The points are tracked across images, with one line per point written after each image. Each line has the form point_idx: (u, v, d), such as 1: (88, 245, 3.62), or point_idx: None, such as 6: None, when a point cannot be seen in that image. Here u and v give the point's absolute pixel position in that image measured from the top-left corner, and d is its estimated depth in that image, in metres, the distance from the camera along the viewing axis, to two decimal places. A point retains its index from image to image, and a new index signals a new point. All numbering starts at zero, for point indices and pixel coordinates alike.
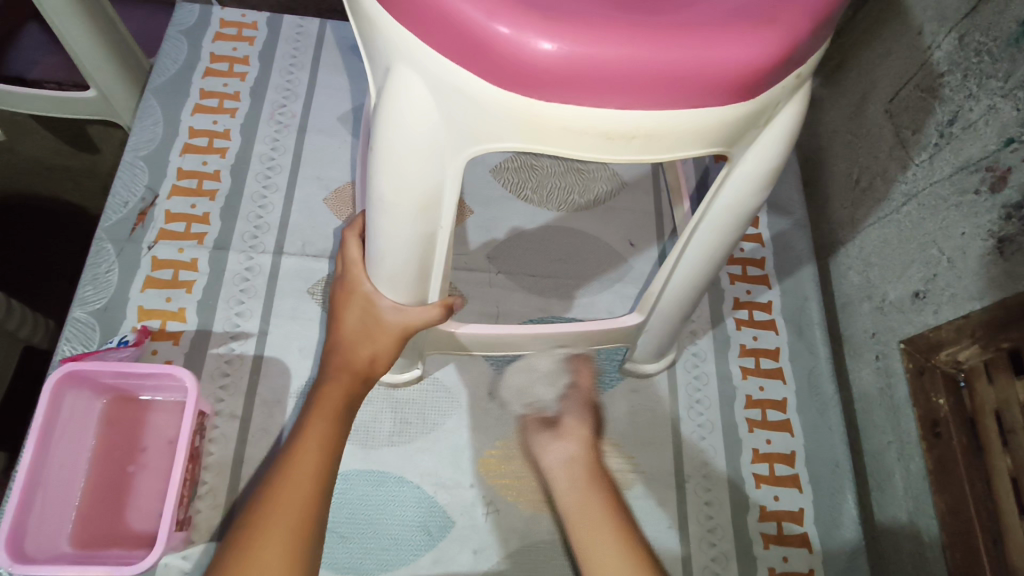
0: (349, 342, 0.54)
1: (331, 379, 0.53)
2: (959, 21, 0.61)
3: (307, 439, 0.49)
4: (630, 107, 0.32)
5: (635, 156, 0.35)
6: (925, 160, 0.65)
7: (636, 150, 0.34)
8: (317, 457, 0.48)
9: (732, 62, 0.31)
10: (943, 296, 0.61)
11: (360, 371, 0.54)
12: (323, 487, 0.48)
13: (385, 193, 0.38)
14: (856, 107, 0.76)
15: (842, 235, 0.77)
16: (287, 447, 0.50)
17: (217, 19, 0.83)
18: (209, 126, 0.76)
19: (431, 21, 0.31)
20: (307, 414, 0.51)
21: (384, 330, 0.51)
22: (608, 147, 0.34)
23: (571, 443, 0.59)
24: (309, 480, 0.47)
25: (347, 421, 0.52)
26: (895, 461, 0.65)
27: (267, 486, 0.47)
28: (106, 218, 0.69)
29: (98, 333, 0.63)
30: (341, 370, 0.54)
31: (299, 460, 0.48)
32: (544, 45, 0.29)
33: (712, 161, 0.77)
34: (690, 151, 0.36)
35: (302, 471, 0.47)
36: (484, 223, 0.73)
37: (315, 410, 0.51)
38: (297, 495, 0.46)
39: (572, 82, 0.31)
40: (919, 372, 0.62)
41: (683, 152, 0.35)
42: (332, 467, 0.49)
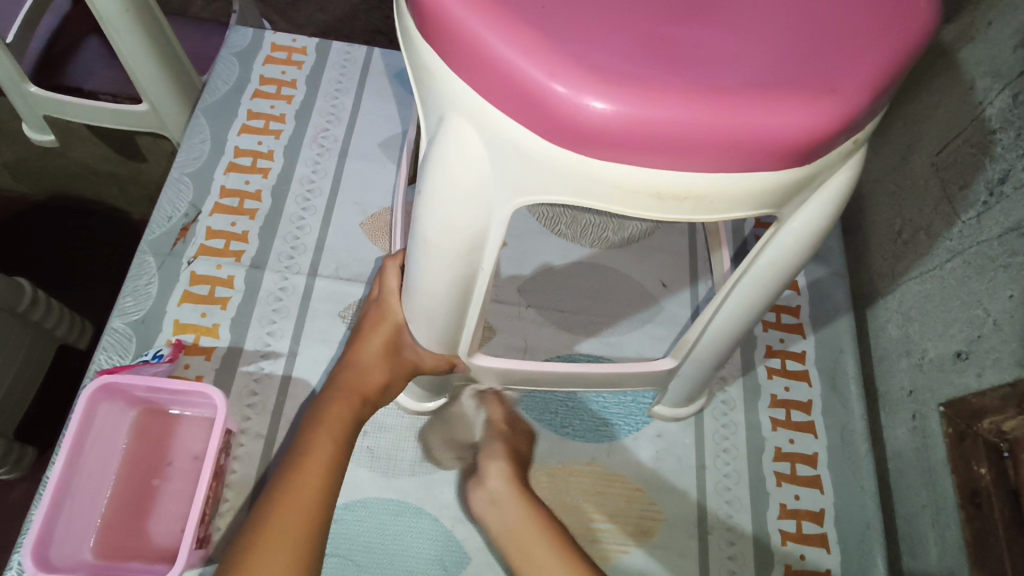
0: (363, 367, 0.53)
1: (337, 397, 0.51)
2: (1014, 79, 0.59)
3: (311, 458, 0.47)
4: (683, 167, 0.32)
5: (685, 216, 0.35)
6: (972, 218, 0.63)
7: (686, 209, 0.35)
8: (321, 479, 0.46)
9: (788, 129, 0.31)
10: (988, 358, 0.59)
11: (369, 396, 0.53)
12: (324, 508, 0.45)
13: (432, 234, 0.39)
14: (900, 158, 0.75)
15: (882, 287, 0.76)
16: (286, 465, 0.47)
17: (269, 42, 0.86)
18: (254, 146, 0.77)
19: (493, 77, 0.32)
20: (309, 429, 0.49)
21: (400, 364, 0.54)
22: (659, 206, 0.34)
23: (492, 481, 0.59)
24: (311, 502, 0.45)
25: (350, 442, 0.50)
26: (930, 526, 0.63)
27: (265, 503, 0.44)
28: (150, 231, 0.71)
29: (134, 345, 0.65)
30: (350, 391, 0.52)
31: (302, 480, 0.45)
32: (602, 105, 0.30)
33: (750, 237, 0.74)
34: (741, 212, 0.36)
35: (303, 488, 0.45)
36: (516, 255, 0.73)
37: (318, 426, 0.49)
38: (297, 522, 0.43)
39: (628, 142, 0.31)
40: (960, 439, 0.60)
41: (734, 213, 0.36)
42: (333, 489, 0.47)
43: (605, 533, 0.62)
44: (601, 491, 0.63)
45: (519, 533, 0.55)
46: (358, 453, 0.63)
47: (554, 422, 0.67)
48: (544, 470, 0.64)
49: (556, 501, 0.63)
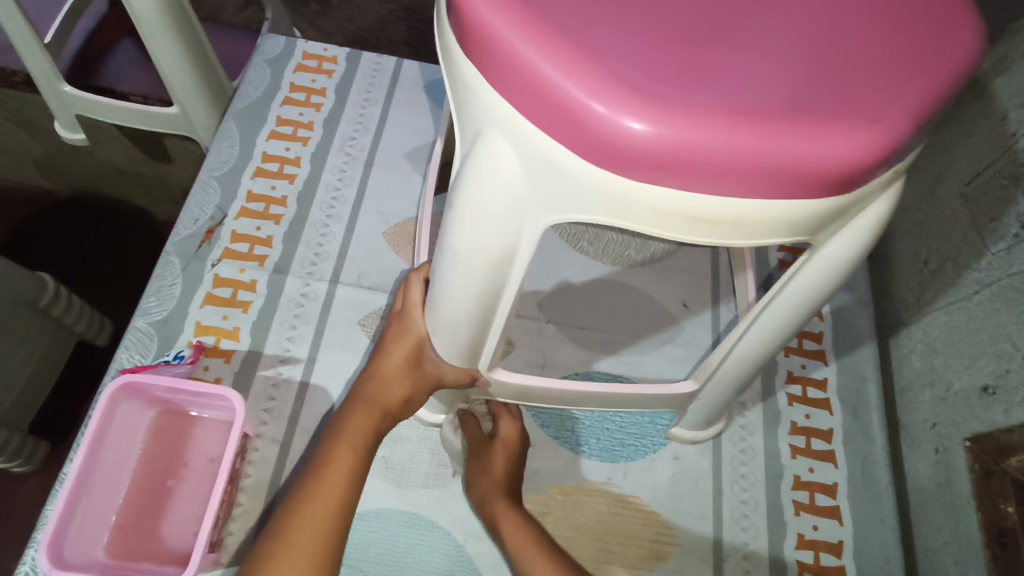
0: (384, 380, 0.53)
1: (358, 409, 0.51)
2: None
3: (331, 468, 0.46)
4: (719, 192, 0.32)
5: (719, 240, 0.35)
6: (1002, 250, 0.62)
7: (722, 233, 0.34)
8: (340, 490, 0.46)
9: (829, 158, 0.31)
10: (1016, 394, 0.58)
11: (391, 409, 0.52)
12: (341, 521, 0.45)
13: (462, 249, 0.39)
14: (929, 187, 0.74)
15: (906, 316, 0.75)
16: (306, 474, 0.47)
17: (300, 51, 0.87)
18: (281, 152, 0.78)
19: (533, 95, 0.32)
20: (329, 442, 0.49)
21: (420, 378, 0.53)
22: (694, 228, 0.34)
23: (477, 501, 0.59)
24: (330, 513, 0.44)
25: (371, 455, 0.49)
26: (952, 564, 0.62)
27: (286, 512, 0.44)
28: (177, 232, 0.72)
29: (156, 345, 0.65)
30: (371, 402, 0.52)
31: (322, 490, 0.45)
32: (645, 128, 0.30)
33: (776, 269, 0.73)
34: (775, 239, 0.35)
35: (322, 501, 0.45)
36: (538, 270, 0.73)
37: (338, 438, 0.49)
38: (315, 533, 0.43)
39: (666, 165, 0.31)
40: (985, 476, 0.59)
41: (769, 239, 0.35)
42: (352, 503, 0.46)
43: (618, 555, 0.61)
44: (614, 513, 0.63)
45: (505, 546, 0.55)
46: (373, 463, 0.62)
47: (570, 440, 0.66)
48: (559, 488, 0.63)
49: (569, 522, 0.62)
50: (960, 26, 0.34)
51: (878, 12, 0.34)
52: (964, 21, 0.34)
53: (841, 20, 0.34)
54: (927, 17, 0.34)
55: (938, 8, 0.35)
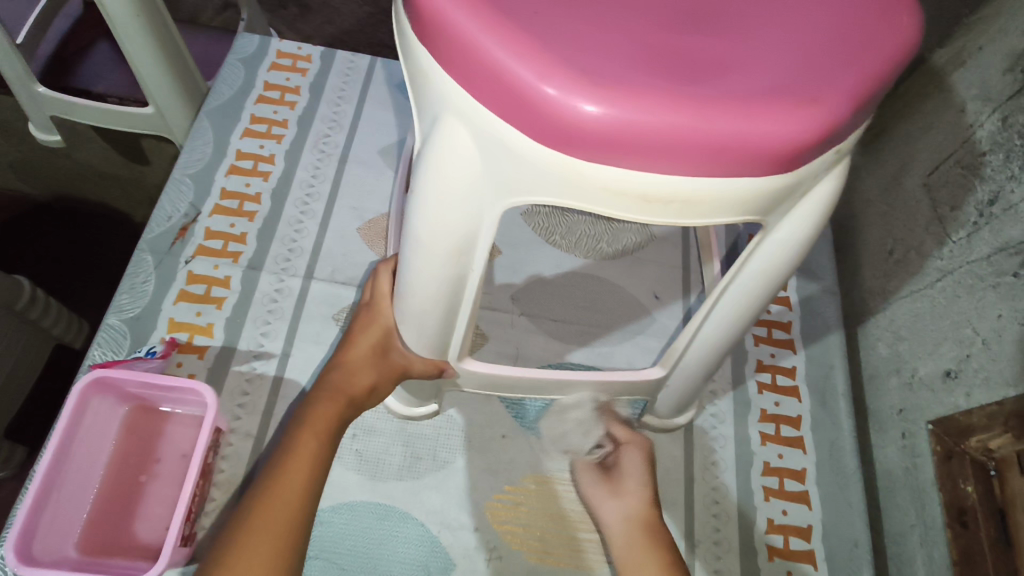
0: (351, 368, 0.54)
1: (323, 398, 0.52)
2: (1004, 102, 0.60)
3: (297, 454, 0.47)
4: (668, 171, 0.33)
5: (671, 220, 0.36)
6: (963, 238, 0.64)
7: (673, 213, 0.35)
8: (305, 475, 0.47)
9: (772, 136, 0.32)
10: (977, 377, 0.59)
11: (356, 397, 0.53)
12: (308, 501, 0.46)
13: (424, 235, 0.40)
14: (893, 178, 0.76)
15: (873, 305, 0.76)
16: (273, 461, 0.48)
17: (274, 49, 0.87)
18: (255, 150, 0.79)
19: (486, 79, 0.33)
20: (296, 428, 0.50)
21: (386, 365, 0.54)
22: (646, 209, 0.35)
23: (628, 499, 0.58)
24: (295, 497, 0.45)
25: (335, 441, 0.50)
26: (918, 546, 0.63)
27: (252, 496, 0.45)
28: (150, 230, 0.72)
29: (128, 341, 0.65)
30: (336, 391, 0.53)
31: (287, 475, 0.46)
32: (594, 109, 0.31)
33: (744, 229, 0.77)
34: (726, 217, 0.36)
35: (290, 483, 0.46)
36: (511, 264, 0.74)
37: (304, 424, 0.50)
38: (281, 516, 0.44)
39: (616, 145, 0.32)
40: (947, 457, 0.61)
41: (720, 218, 0.36)
42: (318, 486, 0.47)
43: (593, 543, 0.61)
44: None
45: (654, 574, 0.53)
46: (347, 456, 0.63)
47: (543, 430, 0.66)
48: (532, 477, 0.64)
49: (542, 511, 0.62)
50: (900, 8, 0.35)
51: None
52: (905, 6, 0.36)
53: (782, 6, 0.35)
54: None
55: None
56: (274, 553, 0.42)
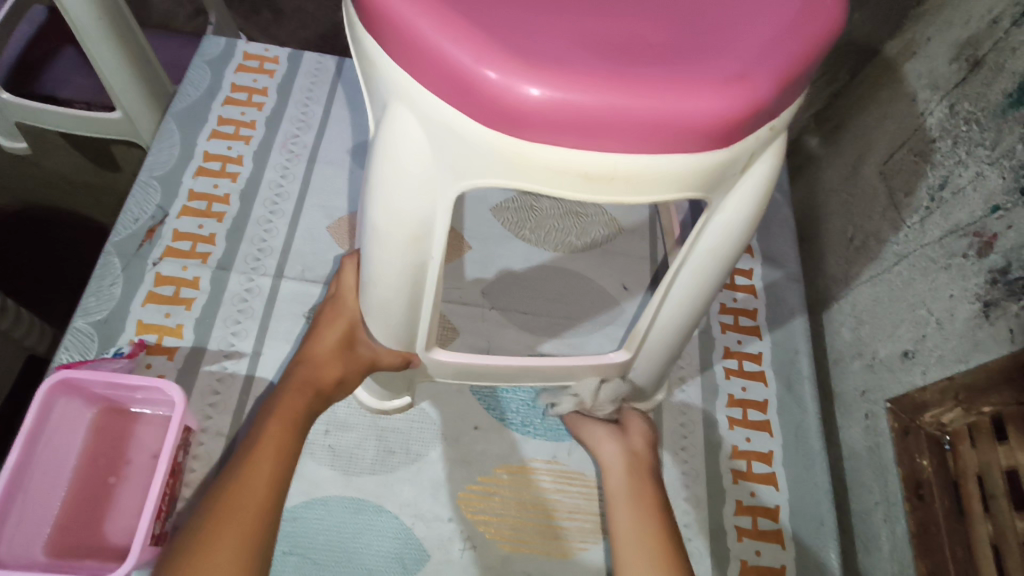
0: (318, 363, 0.55)
1: (289, 392, 0.52)
2: (950, 90, 0.63)
3: (263, 446, 0.48)
4: (610, 150, 0.34)
5: (617, 199, 0.37)
6: (916, 222, 0.66)
7: (618, 192, 0.37)
8: (272, 466, 0.47)
9: (705, 113, 0.33)
10: (932, 356, 0.61)
11: (323, 390, 0.54)
12: (276, 488, 0.47)
13: (380, 222, 0.40)
14: (851, 167, 0.78)
15: (836, 291, 0.78)
16: (240, 454, 0.48)
17: (241, 51, 0.87)
18: (223, 151, 0.79)
19: (430, 66, 0.33)
20: (264, 420, 0.50)
21: (353, 359, 0.54)
22: (592, 188, 0.36)
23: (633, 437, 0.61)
24: (262, 489, 0.46)
25: (303, 434, 0.51)
26: (882, 522, 0.65)
27: (220, 489, 0.46)
28: (117, 232, 0.71)
29: (96, 344, 0.65)
30: (303, 385, 0.53)
31: (253, 467, 0.47)
32: (534, 91, 0.32)
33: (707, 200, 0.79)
34: (671, 195, 0.38)
35: (257, 472, 0.46)
36: (481, 259, 0.75)
37: (271, 417, 0.50)
38: (248, 506, 0.44)
39: (558, 125, 0.33)
40: (904, 433, 0.63)
41: (665, 196, 0.38)
42: (285, 477, 0.48)
43: (568, 530, 0.62)
44: (561, 489, 0.64)
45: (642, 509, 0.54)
46: (319, 451, 0.63)
47: (516, 421, 0.67)
48: (505, 468, 0.64)
49: (515, 499, 0.63)
50: None
51: None
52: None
53: None
54: None
55: None
56: (243, 539, 0.43)
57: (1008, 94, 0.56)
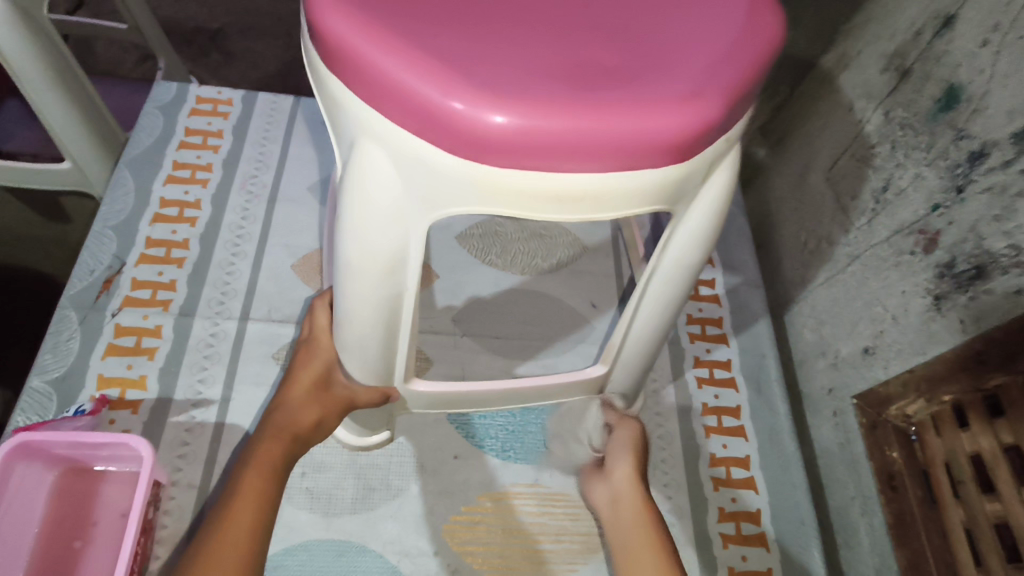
0: (294, 406, 0.54)
1: (266, 440, 0.51)
2: (884, 98, 0.67)
3: (240, 503, 0.46)
4: (577, 170, 0.35)
5: (586, 216, 0.38)
6: (864, 224, 0.69)
7: (587, 209, 0.37)
8: (249, 525, 0.46)
9: (665, 131, 0.34)
10: (891, 351, 0.64)
11: (299, 433, 0.53)
12: (257, 546, 0.45)
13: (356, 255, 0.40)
14: (800, 175, 0.81)
15: (795, 294, 0.81)
16: (216, 511, 0.47)
17: (193, 95, 0.86)
18: (180, 196, 0.77)
19: (397, 101, 0.34)
20: (245, 466, 0.49)
21: (329, 399, 0.54)
22: (560, 207, 0.37)
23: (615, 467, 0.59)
24: (240, 552, 0.44)
25: (283, 482, 0.50)
26: (860, 517, 0.66)
27: (195, 553, 0.44)
28: (71, 286, 0.69)
29: (55, 403, 0.62)
30: (278, 430, 0.52)
31: (230, 525, 0.45)
32: (502, 118, 0.33)
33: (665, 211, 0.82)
34: (637, 209, 0.39)
35: (235, 528, 0.45)
36: (449, 287, 0.75)
37: (248, 468, 0.49)
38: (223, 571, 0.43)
39: (526, 150, 0.34)
40: (872, 428, 0.64)
41: (631, 210, 0.39)
42: (264, 532, 0.46)
43: (555, 553, 0.61)
44: (547, 512, 0.63)
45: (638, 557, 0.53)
46: (297, 495, 0.61)
47: (495, 447, 0.66)
48: (487, 496, 0.63)
49: (502, 528, 0.62)
50: (764, 10, 0.39)
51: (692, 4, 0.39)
52: (768, 8, 0.40)
53: (660, 15, 0.38)
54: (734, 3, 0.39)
55: None
56: None
57: (937, 100, 0.60)
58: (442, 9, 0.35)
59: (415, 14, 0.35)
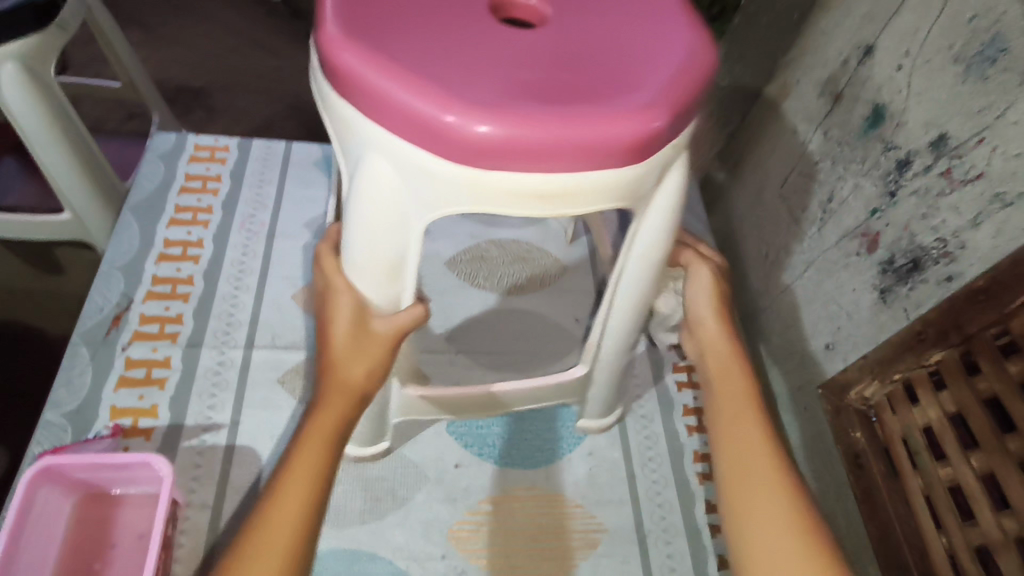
0: (342, 360, 0.50)
1: (324, 401, 0.49)
2: (822, 120, 0.75)
3: (292, 474, 0.45)
4: (553, 172, 0.41)
5: (563, 212, 0.44)
6: (815, 232, 0.77)
7: (564, 206, 0.44)
8: (303, 498, 0.44)
9: (624, 137, 0.41)
10: (848, 344, 0.70)
11: (353, 391, 0.50)
12: (312, 521, 0.44)
13: (363, 249, 0.47)
14: (756, 193, 0.89)
15: (761, 302, 0.88)
16: (273, 479, 0.45)
17: (191, 144, 0.92)
18: (183, 236, 0.82)
19: (397, 118, 0.40)
20: (300, 435, 0.48)
21: (372, 341, 0.50)
22: (540, 204, 0.43)
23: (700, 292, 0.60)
24: (291, 528, 0.43)
25: (340, 446, 0.48)
26: (835, 500, 0.71)
27: (248, 527, 0.43)
28: (82, 323, 0.73)
29: (70, 434, 0.65)
30: (333, 389, 0.50)
31: (284, 498, 0.44)
32: (483, 127, 0.39)
33: None
34: (607, 207, 0.45)
35: (288, 501, 0.44)
36: (441, 310, 0.80)
37: (308, 433, 0.47)
38: (275, 548, 0.42)
39: (508, 155, 0.40)
40: (836, 412, 0.70)
41: (602, 208, 0.45)
42: (320, 504, 0.45)
43: (555, 550, 0.65)
44: (545, 511, 0.67)
45: (730, 402, 0.53)
46: None
47: (492, 454, 0.70)
48: (489, 499, 0.67)
49: (502, 529, 0.66)
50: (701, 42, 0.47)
51: (639, 38, 0.47)
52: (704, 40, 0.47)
53: (615, 46, 0.46)
54: (676, 36, 0.47)
55: (682, 30, 0.47)
56: None
57: (866, 119, 0.68)
58: (431, 45, 0.42)
59: (406, 49, 0.42)
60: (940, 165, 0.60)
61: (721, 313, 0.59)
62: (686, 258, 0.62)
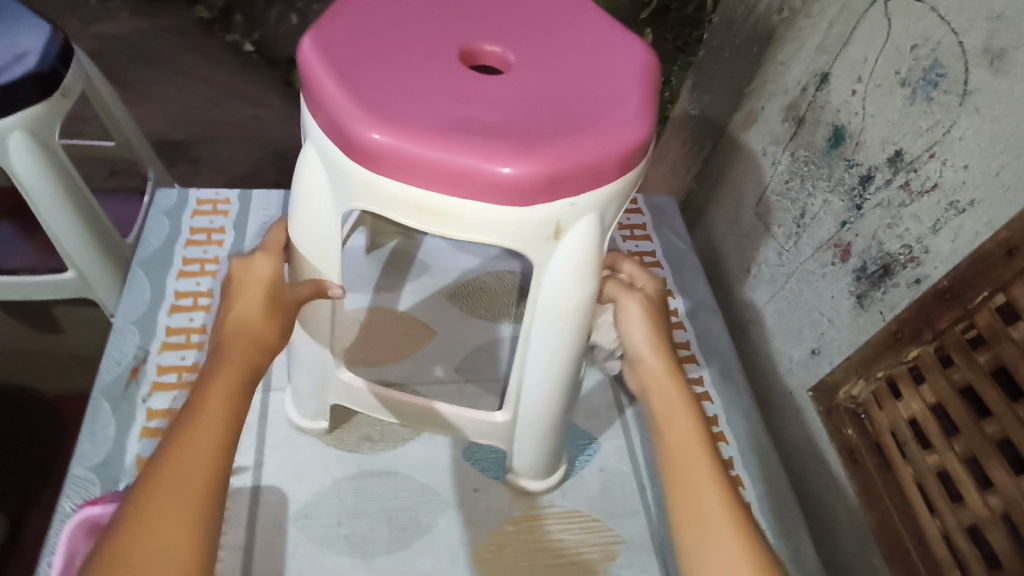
0: (246, 322, 0.53)
1: (229, 353, 0.50)
2: (788, 143, 0.82)
3: (205, 407, 0.45)
4: (436, 190, 0.48)
5: (443, 229, 0.50)
6: (791, 246, 0.83)
7: (447, 224, 0.50)
8: (219, 425, 0.44)
9: (496, 174, 0.46)
10: (833, 348, 0.75)
11: (259, 344, 0.52)
12: (228, 448, 0.43)
13: (293, 227, 0.55)
14: (733, 213, 0.95)
15: (748, 314, 0.93)
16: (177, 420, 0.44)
17: (193, 198, 0.95)
18: (192, 287, 0.85)
19: (328, 122, 0.49)
20: (207, 380, 0.48)
21: (277, 305, 0.54)
22: (422, 216, 0.50)
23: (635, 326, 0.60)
24: (208, 449, 0.42)
25: (251, 388, 0.49)
26: (834, 495, 0.76)
27: (156, 458, 0.42)
28: (101, 378, 0.75)
29: (99, 487, 0.67)
30: (239, 344, 0.51)
31: (195, 427, 0.43)
32: (387, 137, 0.46)
33: None
34: (484, 237, 0.50)
35: (204, 430, 0.43)
36: (448, 342, 0.84)
37: (214, 375, 0.48)
38: (194, 466, 0.41)
39: (397, 165, 0.47)
40: (828, 412, 0.75)
41: (480, 237, 0.50)
42: (235, 433, 0.45)
43: (575, 564, 0.68)
44: (564, 527, 0.70)
45: (683, 455, 0.50)
46: (336, 542, 0.66)
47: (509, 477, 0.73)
48: (509, 520, 0.70)
49: (525, 548, 0.68)
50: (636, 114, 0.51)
51: (579, 94, 0.52)
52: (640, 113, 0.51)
53: (554, 96, 0.51)
54: (614, 102, 0.51)
55: (624, 99, 0.52)
56: (195, 503, 0.39)
57: (828, 140, 0.75)
58: (383, 72, 0.50)
59: (363, 81, 0.49)
60: (899, 178, 0.66)
61: (660, 351, 0.58)
62: (611, 292, 0.62)
